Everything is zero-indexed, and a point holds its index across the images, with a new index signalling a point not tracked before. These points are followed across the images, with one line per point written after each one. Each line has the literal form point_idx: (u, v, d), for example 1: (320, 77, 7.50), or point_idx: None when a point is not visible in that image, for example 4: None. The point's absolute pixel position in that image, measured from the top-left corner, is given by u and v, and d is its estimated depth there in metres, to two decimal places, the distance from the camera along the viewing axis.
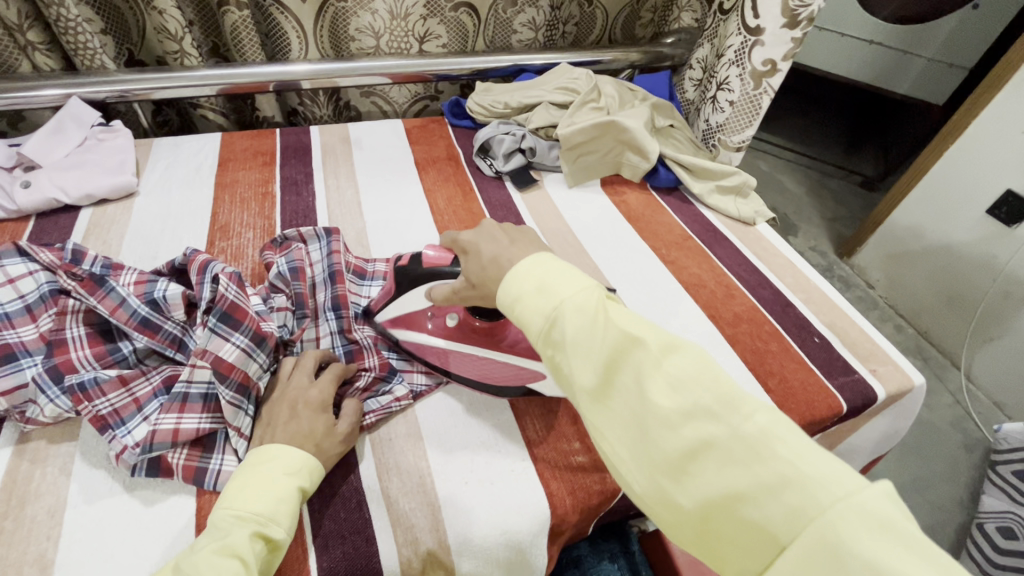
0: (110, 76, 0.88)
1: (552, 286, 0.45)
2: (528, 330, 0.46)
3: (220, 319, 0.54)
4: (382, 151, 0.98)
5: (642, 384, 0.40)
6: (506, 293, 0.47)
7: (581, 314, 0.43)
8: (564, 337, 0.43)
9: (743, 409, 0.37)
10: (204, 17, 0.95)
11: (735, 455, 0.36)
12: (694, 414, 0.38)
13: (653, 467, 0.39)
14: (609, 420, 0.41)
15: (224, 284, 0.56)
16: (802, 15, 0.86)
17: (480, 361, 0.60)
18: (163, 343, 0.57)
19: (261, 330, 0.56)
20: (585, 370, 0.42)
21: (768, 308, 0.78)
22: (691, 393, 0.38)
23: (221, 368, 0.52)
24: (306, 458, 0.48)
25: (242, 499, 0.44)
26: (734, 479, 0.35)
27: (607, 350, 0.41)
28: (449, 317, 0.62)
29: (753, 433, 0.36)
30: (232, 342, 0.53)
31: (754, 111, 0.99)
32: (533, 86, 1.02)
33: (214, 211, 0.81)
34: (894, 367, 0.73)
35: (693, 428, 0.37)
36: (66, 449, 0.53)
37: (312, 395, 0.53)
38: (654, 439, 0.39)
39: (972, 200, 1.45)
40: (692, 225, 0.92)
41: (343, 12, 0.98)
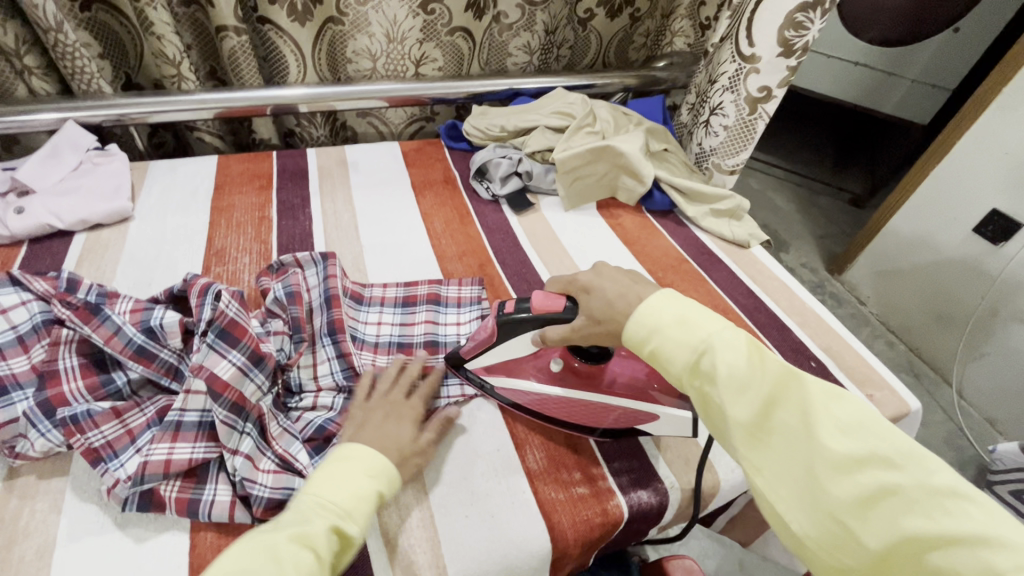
0: (106, 100, 0.88)
1: (695, 321, 0.47)
2: (670, 365, 0.47)
3: (218, 336, 0.53)
4: (380, 174, 0.99)
5: (810, 425, 0.41)
6: (635, 330, 0.48)
7: (737, 351, 0.44)
8: (717, 369, 0.44)
9: (921, 466, 0.38)
10: (202, 41, 0.95)
11: (919, 505, 0.36)
12: (866, 458, 0.39)
13: (819, 506, 0.39)
14: (761, 455, 0.42)
15: (226, 301, 0.55)
16: (797, 44, 0.89)
17: (583, 404, 0.60)
18: (158, 372, 0.56)
19: (259, 350, 0.55)
20: (744, 408, 0.43)
21: (764, 332, 0.79)
22: (867, 442, 0.39)
23: (215, 386, 0.51)
24: (386, 464, 0.49)
25: (327, 486, 0.46)
26: (915, 524, 0.36)
27: (769, 390, 0.43)
28: (551, 361, 0.62)
29: (944, 488, 0.37)
30: (229, 360, 0.52)
31: (747, 135, 1.01)
32: (529, 110, 1.03)
33: (210, 236, 0.81)
34: (891, 392, 0.73)
35: (871, 474, 0.38)
36: (57, 484, 0.52)
37: (406, 409, 0.57)
38: (822, 480, 0.39)
39: (960, 217, 1.48)
40: (688, 248, 0.93)
41: (340, 36, 0.98)
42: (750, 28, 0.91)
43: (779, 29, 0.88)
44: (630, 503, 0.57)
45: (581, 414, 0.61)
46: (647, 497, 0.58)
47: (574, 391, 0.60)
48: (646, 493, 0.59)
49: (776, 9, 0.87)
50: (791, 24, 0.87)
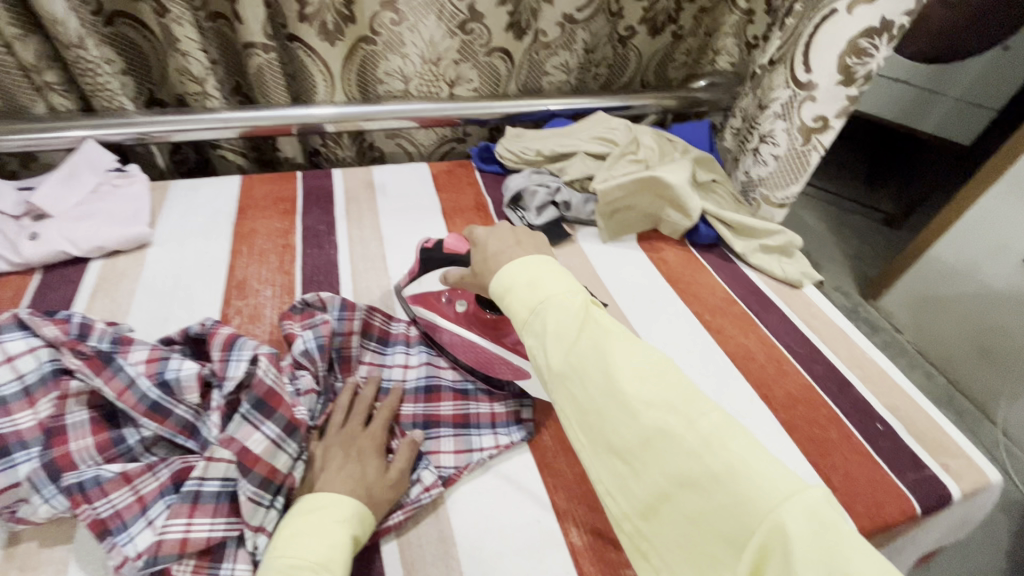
0: (128, 119, 0.84)
1: (542, 281, 0.45)
2: (512, 318, 0.46)
3: (253, 406, 0.49)
4: (407, 197, 0.94)
5: (609, 371, 0.39)
6: (497, 283, 0.48)
7: (565, 308, 0.43)
8: (539, 319, 0.43)
9: (698, 408, 0.36)
10: (227, 56, 0.91)
11: (687, 447, 0.35)
12: (650, 401, 0.37)
13: (611, 450, 0.38)
14: (563, 399, 0.41)
15: (263, 367, 0.51)
16: (859, 73, 0.82)
17: (473, 345, 0.67)
18: (173, 430, 0.52)
19: (295, 419, 0.51)
20: (557, 355, 0.41)
21: (823, 387, 0.73)
22: (658, 388, 0.38)
23: (247, 461, 0.47)
24: (357, 505, 0.48)
25: (295, 545, 0.43)
26: (678, 462, 0.35)
27: (582, 340, 0.41)
28: (461, 302, 0.70)
29: (712, 431, 0.35)
30: (262, 432, 0.49)
31: (800, 167, 0.94)
32: (566, 133, 0.98)
33: (232, 265, 0.76)
34: (967, 462, 0.66)
35: (653, 417, 0.36)
36: (60, 554, 0.47)
37: (363, 442, 0.54)
38: (612, 424, 0.38)
39: (1011, 247, 1.39)
40: (736, 287, 0.87)
41: (373, 56, 0.94)
42: (808, 53, 0.85)
43: (839, 55, 0.82)
44: None
45: (465, 349, 0.67)
46: None
47: (469, 331, 0.67)
48: None
49: (838, 34, 0.81)
50: (853, 51, 0.81)
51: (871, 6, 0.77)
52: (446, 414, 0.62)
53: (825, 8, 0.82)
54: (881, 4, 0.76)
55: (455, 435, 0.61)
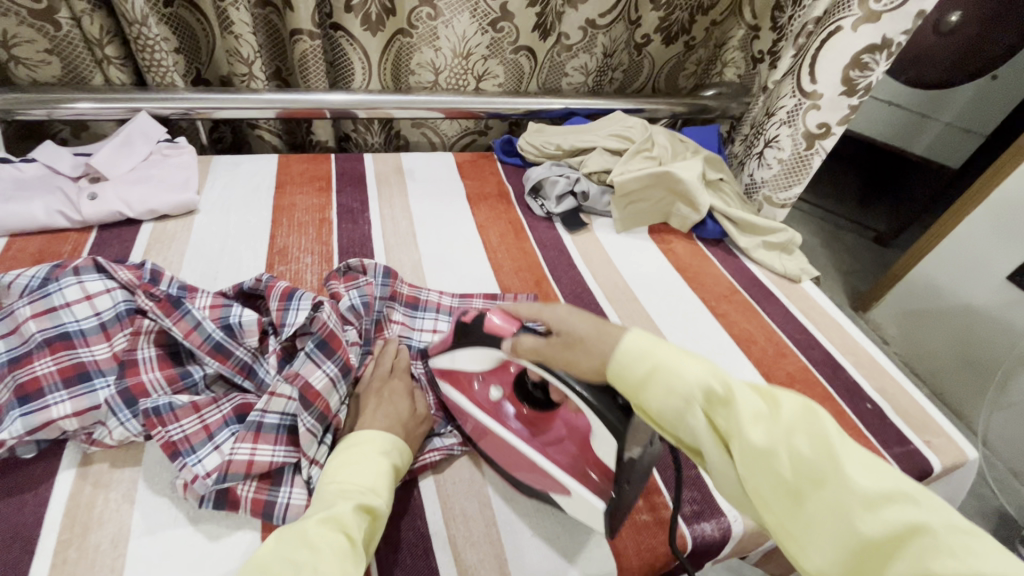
0: (177, 93, 0.89)
1: (697, 363, 0.43)
2: (675, 386, 0.42)
3: (316, 346, 0.55)
4: (434, 182, 1.00)
5: (832, 457, 0.37)
6: (633, 347, 0.45)
7: (753, 396, 0.41)
8: (734, 394, 0.41)
9: (938, 510, 0.35)
10: (272, 41, 0.97)
11: (944, 546, 0.33)
12: (888, 496, 0.36)
13: (846, 540, 0.36)
14: (763, 476, 0.39)
15: (326, 312, 0.57)
16: (861, 84, 0.90)
17: (502, 444, 0.56)
18: (233, 369, 0.56)
19: (349, 362, 0.56)
20: (759, 433, 0.39)
21: (819, 369, 0.79)
22: (887, 480, 0.37)
23: (308, 394, 0.52)
24: (396, 440, 0.52)
25: (343, 473, 0.48)
26: (930, 561, 0.33)
27: (787, 421, 0.39)
28: (493, 390, 0.58)
29: (956, 524, 0.34)
30: (323, 370, 0.54)
31: (802, 169, 1.01)
32: (585, 130, 1.05)
33: (273, 234, 0.81)
34: (948, 439, 0.72)
35: (890, 512, 0.35)
36: (129, 474, 0.52)
37: (397, 386, 0.60)
38: (845, 517, 0.36)
39: (993, 264, 1.47)
40: (740, 279, 0.93)
41: (408, 47, 1.01)
42: (813, 66, 0.92)
43: (845, 68, 0.89)
44: (694, 535, 0.57)
45: (489, 440, 0.57)
46: (711, 529, 0.58)
47: (500, 425, 0.56)
48: (709, 525, 0.58)
49: (842, 48, 0.88)
50: (857, 64, 0.88)
51: (873, 25, 0.84)
52: None
53: (831, 25, 0.88)
54: (882, 24, 0.84)
55: None
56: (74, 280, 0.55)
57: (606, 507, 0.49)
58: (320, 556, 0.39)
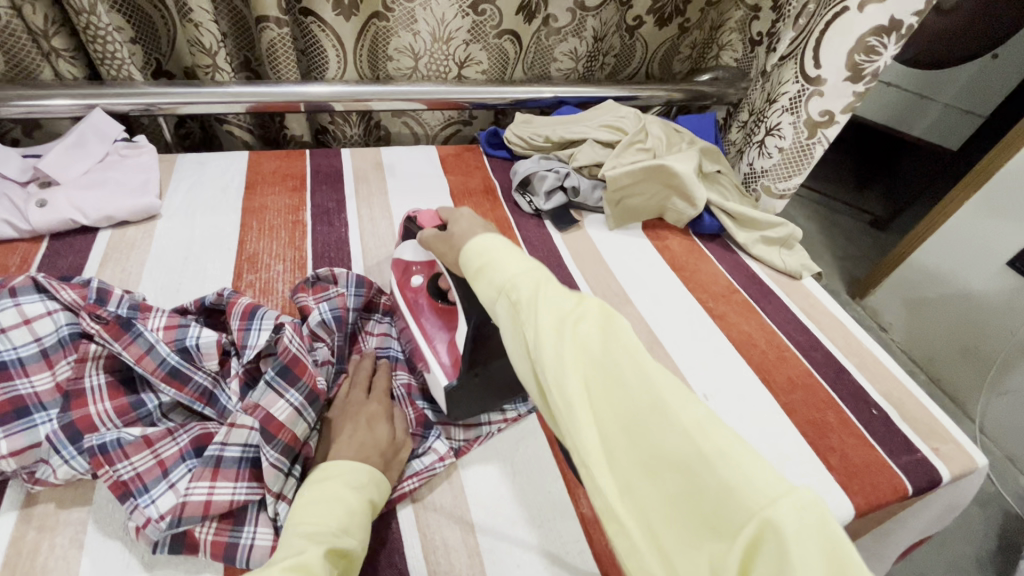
0: (135, 87, 0.83)
1: (512, 264, 0.46)
2: (497, 279, 0.46)
3: (278, 372, 0.50)
4: (415, 178, 0.94)
5: (610, 348, 0.38)
6: (476, 248, 0.49)
7: (557, 292, 0.43)
8: (537, 294, 0.42)
9: (689, 398, 0.35)
10: (238, 29, 0.90)
11: (680, 425, 0.33)
12: (650, 377, 0.36)
13: (604, 421, 0.36)
14: (557, 360, 0.38)
15: (288, 334, 0.51)
16: (868, 70, 0.84)
17: (404, 322, 0.65)
18: (191, 397, 0.52)
19: (317, 388, 0.51)
20: (547, 316, 0.40)
21: (822, 373, 0.75)
22: (663, 371, 0.37)
23: (271, 427, 0.47)
24: (372, 473, 0.48)
25: (308, 513, 0.43)
26: (673, 440, 0.33)
27: (583, 318, 0.41)
28: (415, 278, 0.67)
29: (710, 416, 0.34)
30: (286, 399, 0.49)
31: (804, 159, 0.96)
32: (575, 121, 0.99)
33: (242, 239, 0.76)
34: (956, 446, 0.69)
35: (651, 395, 0.35)
36: (78, 516, 0.47)
37: (373, 410, 0.55)
38: (613, 398, 0.36)
39: (993, 251, 1.43)
40: (738, 277, 0.89)
41: (384, 32, 0.94)
42: (819, 48, 0.86)
43: (850, 52, 0.83)
44: None
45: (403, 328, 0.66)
46: None
47: (406, 306, 0.66)
48: None
49: (847, 30, 0.82)
50: (863, 49, 0.83)
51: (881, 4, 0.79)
52: None
53: (838, 4, 0.83)
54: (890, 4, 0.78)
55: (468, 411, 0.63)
56: (9, 302, 0.49)
57: (446, 385, 0.58)
58: None
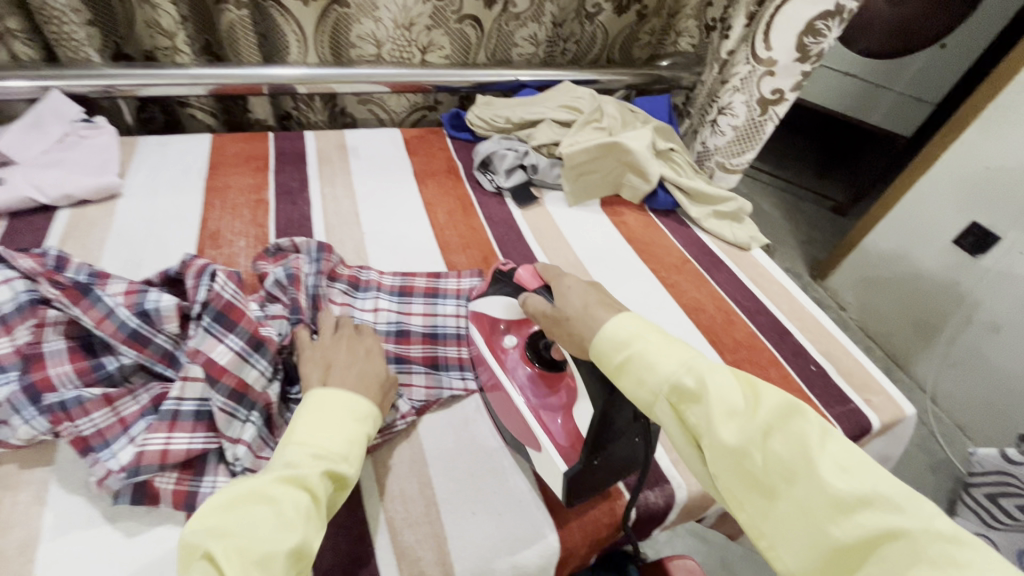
0: (94, 69, 0.83)
1: (665, 353, 0.44)
2: (652, 373, 0.43)
3: (215, 319, 0.51)
4: (380, 160, 0.96)
5: (805, 454, 0.38)
6: (614, 334, 0.46)
7: (727, 384, 0.41)
8: (706, 389, 0.41)
9: (916, 506, 0.35)
10: (198, 12, 0.90)
11: (918, 548, 0.33)
12: (861, 495, 0.36)
13: (814, 541, 0.36)
14: (734, 474, 0.40)
15: (220, 283, 0.53)
16: (813, 49, 0.90)
17: (501, 391, 0.60)
18: (152, 358, 0.53)
19: (256, 333, 0.52)
20: (728, 425, 0.40)
21: (766, 335, 0.80)
22: (864, 481, 0.37)
23: (212, 370, 0.49)
24: (373, 407, 0.50)
25: (316, 436, 0.45)
26: (898, 563, 0.33)
27: (766, 418, 0.40)
28: (508, 340, 0.65)
29: (937, 529, 0.34)
30: (227, 344, 0.50)
31: (755, 136, 1.02)
32: (535, 102, 1.02)
33: (204, 217, 0.77)
34: (887, 397, 0.74)
35: (867, 514, 0.35)
36: (40, 475, 0.48)
37: (368, 343, 0.58)
38: (817, 519, 0.36)
39: (940, 229, 1.51)
40: (690, 248, 0.93)
41: (346, 18, 0.96)
42: (768, 31, 0.91)
43: (799, 34, 0.89)
44: (637, 503, 0.58)
45: (497, 394, 0.61)
46: (654, 497, 0.58)
47: (502, 371, 0.61)
48: (653, 493, 0.58)
49: (795, 16, 0.88)
50: (811, 30, 0.88)
51: None
52: (415, 355, 0.66)
53: None
54: None
55: (426, 372, 0.64)
56: None
57: (568, 472, 0.51)
58: (282, 512, 0.39)
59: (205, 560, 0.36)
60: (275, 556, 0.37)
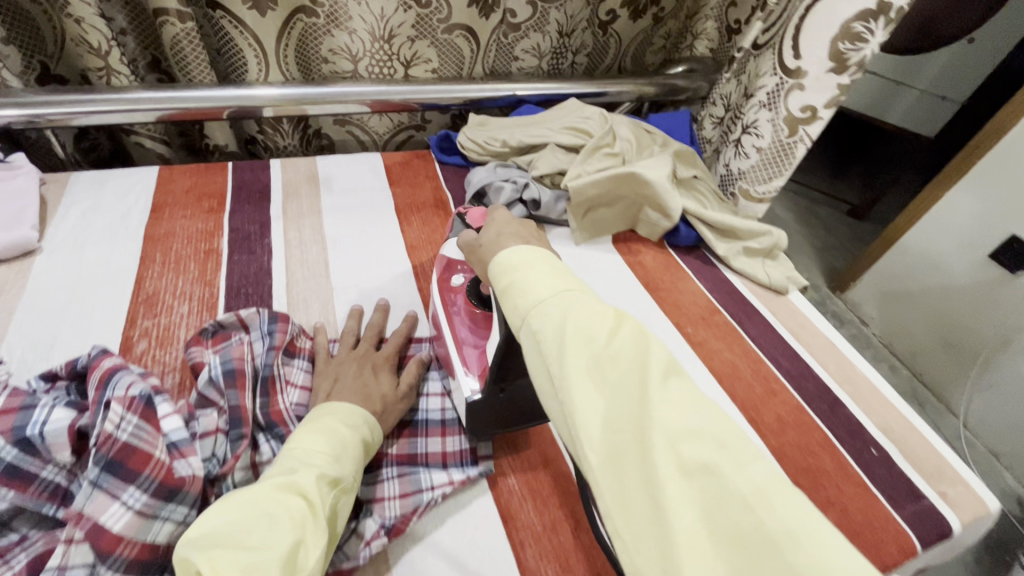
0: (11, 94, 0.70)
1: (535, 281, 0.39)
2: (526, 294, 0.38)
3: (105, 468, 0.38)
4: (356, 193, 0.83)
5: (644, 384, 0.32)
6: (505, 259, 0.41)
7: (591, 310, 0.36)
8: (568, 315, 0.35)
9: (745, 454, 0.29)
10: (140, 26, 0.77)
11: (734, 491, 0.27)
12: (692, 429, 0.30)
13: (631, 481, 0.30)
14: (574, 402, 0.33)
15: (115, 416, 0.39)
16: (852, 59, 0.75)
17: (438, 325, 0.62)
18: (38, 498, 0.40)
19: (168, 477, 0.39)
20: (576, 348, 0.34)
21: (815, 409, 0.67)
22: (704, 418, 0.31)
23: (102, 543, 0.36)
24: (366, 415, 0.49)
25: (306, 437, 0.44)
26: (719, 508, 0.27)
27: (613, 346, 0.34)
28: (456, 280, 0.64)
29: (767, 481, 0.28)
30: (122, 501, 0.37)
31: (785, 160, 0.87)
32: (535, 123, 0.89)
33: (140, 277, 0.64)
34: (965, 488, 0.61)
35: (693, 449, 0.29)
36: None
37: (376, 359, 0.58)
38: (641, 455, 0.30)
39: (976, 244, 1.37)
40: (719, 294, 0.80)
41: (313, 30, 0.82)
42: (798, 38, 0.78)
43: (834, 40, 0.75)
44: None
45: (437, 330, 0.63)
46: None
47: (442, 306, 0.62)
48: None
49: (831, 15, 0.74)
50: (848, 35, 0.73)
51: None
52: (390, 453, 0.56)
53: None
54: None
55: (400, 476, 0.54)
56: None
57: (472, 398, 0.53)
58: (277, 523, 0.35)
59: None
60: (272, 560, 0.33)
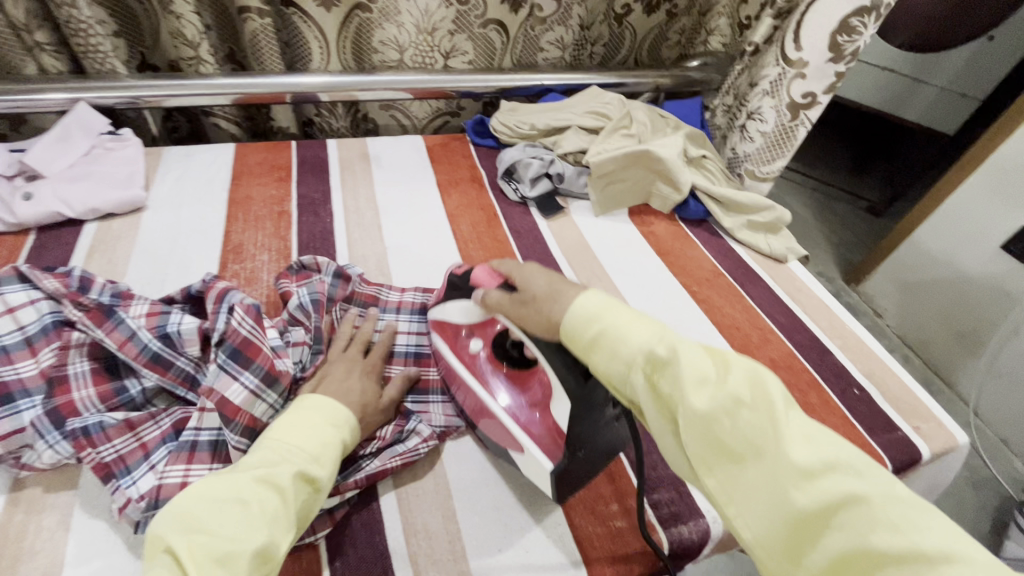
0: (118, 81, 0.83)
1: (626, 332, 0.41)
2: (627, 346, 0.41)
3: (230, 356, 0.50)
4: (402, 168, 0.95)
5: (772, 423, 0.37)
6: (585, 306, 0.43)
7: (699, 355, 0.40)
8: (675, 356, 0.39)
9: (873, 476, 0.35)
10: (221, 21, 0.90)
11: (879, 516, 0.33)
12: (825, 459, 0.35)
13: (772, 507, 0.35)
14: (701, 439, 0.38)
15: (238, 318, 0.52)
16: (848, 49, 0.84)
17: (475, 400, 0.57)
18: (173, 382, 0.53)
19: (273, 369, 0.51)
20: (698, 394, 0.38)
21: (805, 355, 0.76)
22: (826, 449, 0.36)
23: (226, 410, 0.48)
24: (349, 416, 0.49)
25: (294, 434, 0.44)
26: (861, 525, 0.33)
27: (733, 387, 0.38)
28: (472, 344, 0.60)
29: (897, 499, 0.33)
30: (241, 382, 0.49)
31: (786, 142, 0.97)
32: (560, 108, 1.00)
33: (226, 230, 0.77)
34: (937, 425, 0.69)
35: (830, 481, 0.34)
36: (65, 499, 0.48)
37: (365, 365, 0.58)
38: (777, 486, 0.35)
39: (986, 234, 1.42)
40: (723, 261, 0.89)
41: (368, 24, 0.94)
42: (799, 32, 0.86)
43: (832, 33, 0.83)
44: (671, 538, 0.54)
45: (470, 403, 0.58)
46: (688, 533, 0.55)
47: (473, 376, 0.57)
48: (687, 528, 0.55)
49: (829, 12, 0.82)
50: (844, 29, 0.82)
51: None
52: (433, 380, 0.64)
53: None
54: None
55: (444, 402, 0.63)
56: None
57: (554, 469, 0.49)
58: (248, 512, 0.38)
59: (168, 554, 0.36)
60: (239, 553, 0.36)
